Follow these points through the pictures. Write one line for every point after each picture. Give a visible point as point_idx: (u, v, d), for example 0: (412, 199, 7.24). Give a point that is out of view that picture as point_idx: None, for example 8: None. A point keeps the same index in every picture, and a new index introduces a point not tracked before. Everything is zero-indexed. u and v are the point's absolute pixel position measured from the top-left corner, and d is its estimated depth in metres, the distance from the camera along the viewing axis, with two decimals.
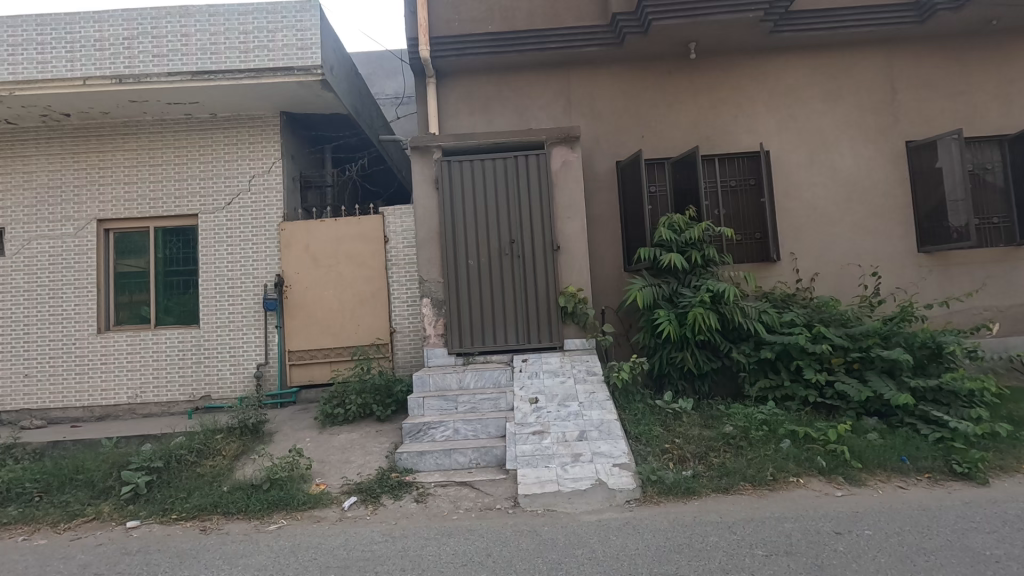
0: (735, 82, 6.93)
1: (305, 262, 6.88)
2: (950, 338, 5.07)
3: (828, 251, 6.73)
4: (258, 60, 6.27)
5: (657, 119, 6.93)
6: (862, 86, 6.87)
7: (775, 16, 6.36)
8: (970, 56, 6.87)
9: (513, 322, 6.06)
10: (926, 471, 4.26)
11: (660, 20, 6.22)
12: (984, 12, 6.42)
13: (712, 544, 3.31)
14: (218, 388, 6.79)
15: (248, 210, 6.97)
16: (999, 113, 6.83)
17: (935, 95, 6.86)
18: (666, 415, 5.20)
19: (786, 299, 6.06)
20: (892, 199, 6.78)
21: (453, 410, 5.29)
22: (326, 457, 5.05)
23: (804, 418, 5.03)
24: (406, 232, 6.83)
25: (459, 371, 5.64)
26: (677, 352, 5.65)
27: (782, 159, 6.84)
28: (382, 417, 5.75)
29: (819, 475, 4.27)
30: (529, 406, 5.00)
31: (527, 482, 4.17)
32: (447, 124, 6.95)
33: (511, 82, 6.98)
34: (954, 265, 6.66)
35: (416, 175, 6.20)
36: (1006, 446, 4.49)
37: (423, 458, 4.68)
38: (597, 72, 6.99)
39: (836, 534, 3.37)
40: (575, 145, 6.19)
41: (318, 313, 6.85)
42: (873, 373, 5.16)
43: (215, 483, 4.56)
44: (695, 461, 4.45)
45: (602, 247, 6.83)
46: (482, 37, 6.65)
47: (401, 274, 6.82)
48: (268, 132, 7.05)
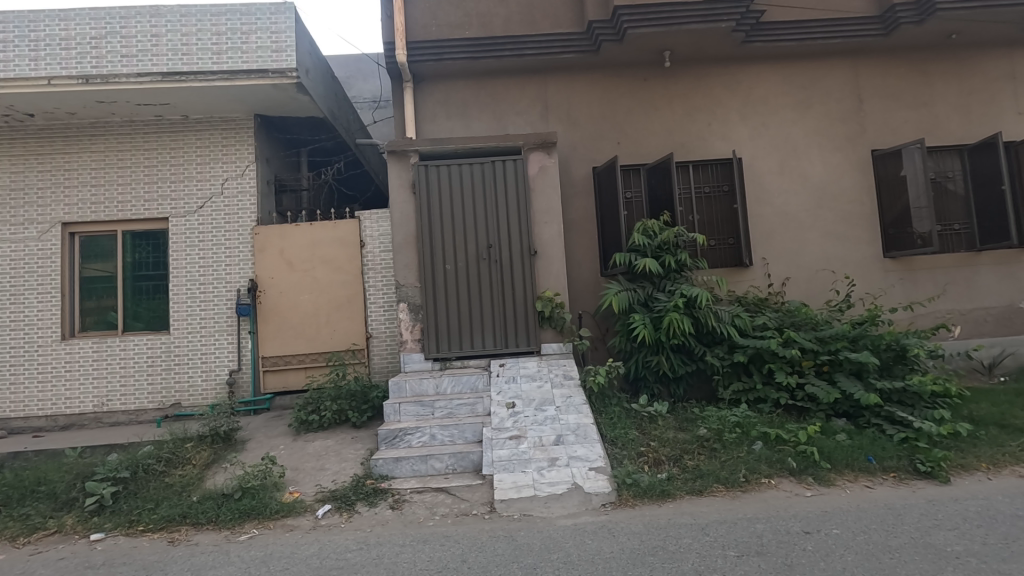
0: (708, 90, 7.06)
1: (280, 267, 6.78)
2: (913, 340, 5.23)
3: (799, 257, 6.90)
4: (232, 61, 6.17)
5: (633, 126, 7.02)
6: (830, 96, 7.07)
7: (746, 26, 6.51)
8: (931, 68, 7.12)
9: (491, 327, 6.06)
10: (891, 470, 4.37)
11: (635, 29, 6.31)
12: (944, 26, 6.66)
13: (685, 546, 3.34)
14: (189, 396, 6.64)
15: (220, 214, 6.84)
16: (959, 123, 7.08)
17: (899, 105, 7.09)
18: (642, 418, 5.27)
19: (759, 304, 6.18)
20: (859, 206, 6.98)
21: (430, 415, 5.27)
22: (301, 464, 4.97)
23: (775, 419, 5.13)
24: (383, 237, 6.79)
25: (436, 377, 5.62)
26: (652, 356, 5.72)
27: (754, 166, 6.99)
28: (358, 423, 5.69)
29: (790, 476, 4.36)
30: (507, 411, 5.00)
31: (503, 487, 4.17)
32: (424, 128, 6.94)
33: (489, 87, 7.01)
34: (918, 270, 6.88)
35: (393, 179, 6.18)
36: (966, 445, 4.64)
37: (399, 465, 4.64)
38: (574, 79, 7.06)
39: (805, 533, 3.44)
40: (552, 150, 6.22)
41: (292, 318, 6.75)
42: (842, 375, 5.29)
43: (184, 493, 4.45)
44: (670, 463, 4.51)
45: (579, 252, 6.88)
46: (459, 42, 6.66)
47: (377, 278, 6.77)
48: (241, 135, 6.95)
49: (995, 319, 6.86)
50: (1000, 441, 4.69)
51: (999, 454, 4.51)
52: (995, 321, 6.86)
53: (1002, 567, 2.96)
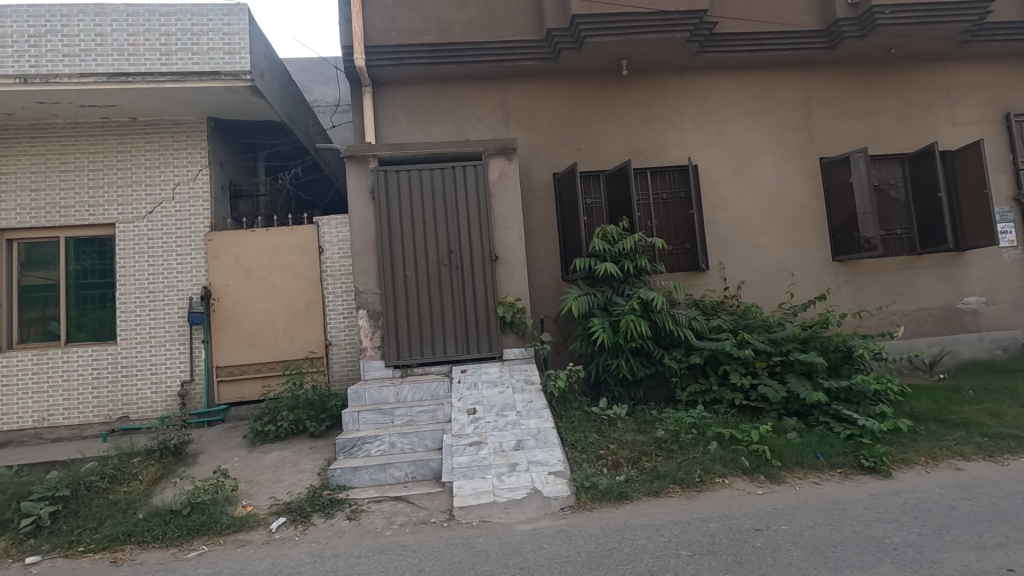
0: (665, 98, 7.23)
1: (235, 273, 6.61)
2: (859, 341, 5.43)
3: (753, 260, 7.11)
4: (182, 63, 5.99)
5: (593, 133, 7.13)
6: (781, 106, 7.33)
7: (700, 37, 6.69)
8: (874, 81, 7.46)
9: (452, 333, 6.03)
10: (838, 466, 4.54)
11: (593, 37, 6.41)
12: (884, 40, 6.98)
13: (640, 547, 3.39)
14: (137, 409, 6.39)
15: (171, 219, 6.63)
16: (899, 133, 7.44)
17: (845, 115, 7.40)
18: (601, 421, 5.34)
19: (715, 307, 6.35)
20: (809, 211, 7.24)
21: (389, 423, 5.21)
22: (255, 476, 4.84)
23: (730, 419, 5.25)
24: (342, 242, 6.70)
25: (396, 384, 5.57)
26: (612, 359, 5.82)
27: (709, 173, 7.18)
28: (316, 433, 5.58)
29: (743, 475, 4.47)
30: (467, 417, 4.98)
31: (462, 494, 4.15)
32: (384, 133, 6.92)
33: (450, 93, 7.02)
34: (865, 274, 7.18)
35: (352, 185, 6.11)
36: (907, 440, 4.86)
37: (357, 474, 4.58)
38: (534, 86, 7.12)
39: (755, 530, 3.54)
40: (512, 156, 6.25)
41: (248, 326, 6.58)
42: (793, 375, 5.46)
43: (129, 510, 4.27)
44: (628, 465, 4.57)
45: (540, 257, 6.93)
46: (418, 47, 6.63)
47: (336, 285, 6.67)
48: (194, 139, 6.76)
49: (936, 319, 7.21)
50: (938, 435, 4.92)
51: (937, 447, 4.73)
52: (935, 321, 7.21)
53: (936, 556, 3.09)
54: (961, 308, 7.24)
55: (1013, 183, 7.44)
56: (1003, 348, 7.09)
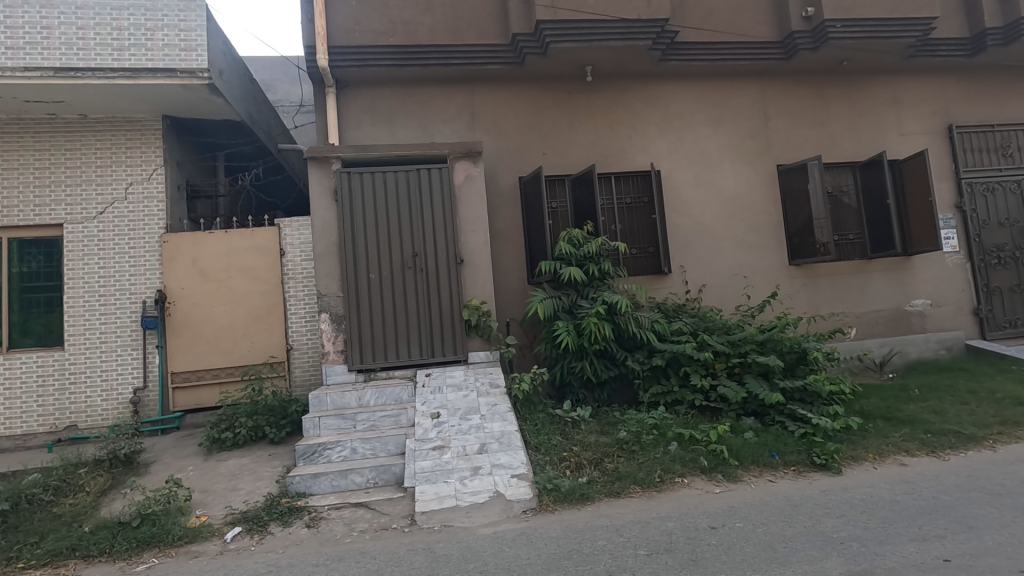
0: (629, 104, 7.35)
1: (192, 276, 6.42)
2: (813, 343, 5.62)
3: (714, 264, 7.28)
4: (135, 59, 5.80)
5: (558, 138, 7.20)
6: (740, 114, 7.54)
7: (662, 45, 6.83)
8: (827, 91, 7.74)
9: (416, 337, 5.99)
10: (792, 464, 4.68)
11: (558, 42, 6.48)
12: (837, 53, 7.26)
13: (600, 548, 3.43)
14: (86, 417, 6.14)
15: (124, 220, 6.40)
16: (852, 142, 7.73)
17: (800, 124, 7.65)
18: (565, 423, 5.38)
19: (677, 309, 6.49)
20: (767, 217, 7.46)
21: (351, 429, 5.14)
22: (211, 485, 4.71)
23: (690, 420, 5.36)
24: (305, 245, 6.58)
25: (359, 389, 5.49)
26: (577, 362, 5.87)
27: (671, 178, 7.33)
28: (276, 440, 5.47)
29: (702, 474, 4.56)
30: (431, 421, 4.95)
31: (424, 498, 4.10)
32: (348, 134, 6.84)
33: (415, 94, 7.00)
34: (820, 277, 7.43)
35: (315, 186, 6.02)
36: (856, 438, 5.04)
37: (317, 481, 4.50)
38: (500, 89, 7.15)
39: (711, 529, 3.62)
40: (477, 159, 6.25)
41: (206, 331, 6.40)
42: (751, 376, 5.62)
43: (74, 523, 4.09)
44: (590, 467, 4.61)
45: (506, 260, 6.95)
46: (383, 48, 6.58)
47: (298, 288, 6.55)
48: (148, 137, 6.55)
49: (886, 321, 7.51)
50: (886, 433, 5.13)
51: (884, 444, 4.93)
52: (885, 323, 7.51)
53: (880, 548, 3.22)
54: (909, 311, 7.56)
55: (955, 191, 7.82)
56: (947, 348, 7.44)
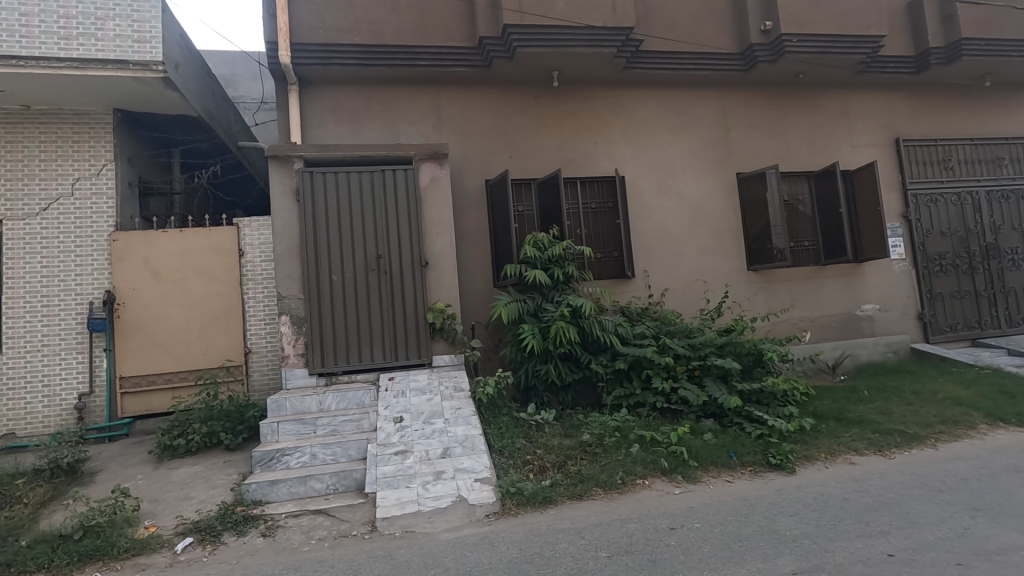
0: (594, 110, 7.44)
1: (144, 277, 6.17)
2: (768, 346, 5.80)
3: (676, 269, 7.43)
4: (83, 49, 5.55)
5: (524, 142, 7.23)
6: (701, 122, 7.72)
7: (627, 53, 6.94)
8: (784, 103, 8.02)
9: (379, 341, 5.90)
10: (748, 464, 4.81)
11: (525, 47, 6.51)
12: (793, 66, 7.52)
13: (562, 551, 3.45)
14: (26, 425, 5.82)
15: (70, 217, 6.11)
16: (807, 153, 8.02)
17: (759, 133, 7.89)
18: (529, 427, 5.38)
19: (640, 313, 6.59)
20: (727, 223, 7.66)
21: (311, 434, 5.01)
22: (161, 494, 4.52)
23: (652, 422, 5.44)
24: (264, 245, 6.41)
25: (319, 393, 5.38)
26: (541, 365, 5.89)
27: (635, 184, 7.45)
28: (231, 446, 5.30)
29: (662, 476, 4.64)
30: (393, 426, 4.88)
31: (386, 504, 4.03)
32: (311, 133, 6.72)
33: (381, 95, 6.92)
34: (776, 283, 7.67)
35: (276, 186, 5.88)
36: (810, 438, 5.22)
37: (274, 488, 4.38)
38: (467, 92, 7.13)
39: (670, 529, 3.68)
40: (443, 161, 6.21)
41: (158, 333, 6.15)
42: (710, 379, 5.73)
43: (9, 538, 3.86)
44: (554, 470, 4.62)
45: (472, 263, 6.93)
46: (348, 47, 6.48)
47: (257, 289, 6.38)
48: (98, 131, 6.28)
49: (838, 325, 7.80)
50: (837, 433, 5.32)
51: (835, 444, 5.11)
52: (837, 327, 7.80)
53: (829, 545, 3.33)
54: (859, 315, 7.88)
55: (902, 202, 8.20)
56: (894, 351, 7.78)
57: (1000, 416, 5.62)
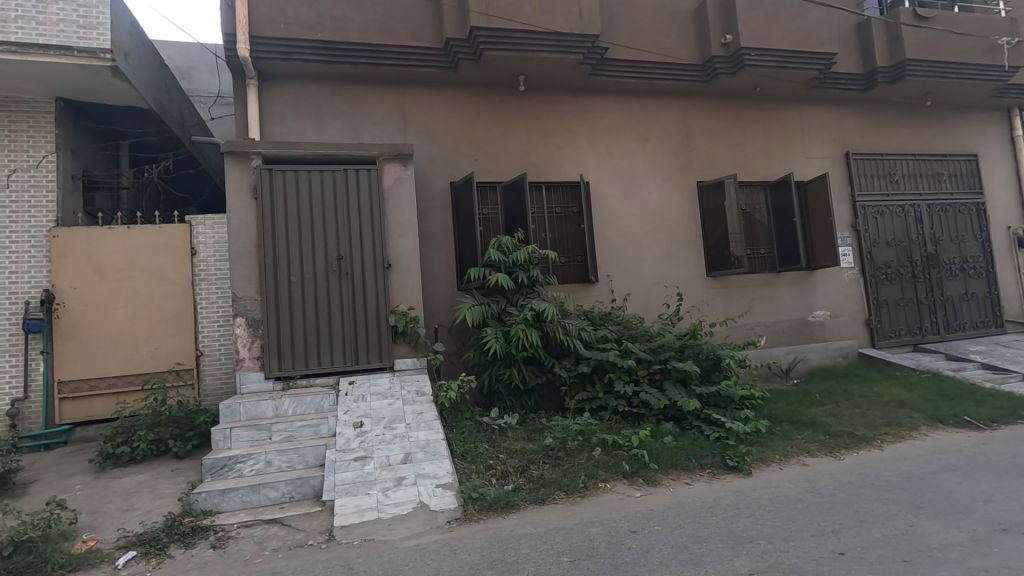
0: (560, 116, 7.50)
1: (87, 275, 5.85)
2: (726, 350, 5.94)
3: (638, 274, 7.54)
4: (23, 32, 5.21)
5: (490, 145, 7.22)
6: (664, 131, 7.88)
7: (592, 60, 7.02)
8: (742, 114, 8.27)
9: (339, 344, 5.75)
10: (707, 467, 4.91)
11: (491, 50, 6.49)
12: (751, 79, 7.76)
13: (524, 556, 3.42)
14: None
15: (5, 210, 5.74)
16: (763, 163, 8.28)
17: (718, 143, 8.11)
18: (492, 431, 5.35)
19: (603, 317, 6.67)
20: (687, 230, 7.83)
21: (266, 440, 4.84)
22: (102, 506, 4.27)
23: (614, 425, 5.49)
24: (218, 244, 6.17)
25: (276, 398, 5.20)
26: (505, 369, 5.86)
27: (599, 190, 7.53)
28: (180, 454, 5.06)
29: (624, 479, 4.68)
30: (353, 431, 4.76)
31: (344, 512, 3.92)
32: (270, 130, 6.54)
33: (344, 93, 6.80)
34: (733, 288, 7.89)
35: (232, 183, 5.68)
36: (765, 440, 5.37)
37: (226, 498, 4.20)
38: (433, 93, 7.07)
39: (631, 532, 3.70)
40: (408, 162, 6.11)
41: (101, 335, 5.84)
42: (670, 383, 5.83)
43: None
44: (516, 474, 4.61)
45: (435, 266, 6.85)
46: (311, 43, 6.33)
47: (211, 290, 6.13)
48: (38, 120, 5.94)
49: (791, 330, 8.07)
50: (791, 435, 5.50)
51: (789, 446, 5.27)
52: (790, 332, 8.08)
53: (783, 545, 3.41)
54: (811, 321, 8.17)
55: (851, 212, 8.58)
56: (843, 355, 8.10)
57: (939, 418, 5.92)
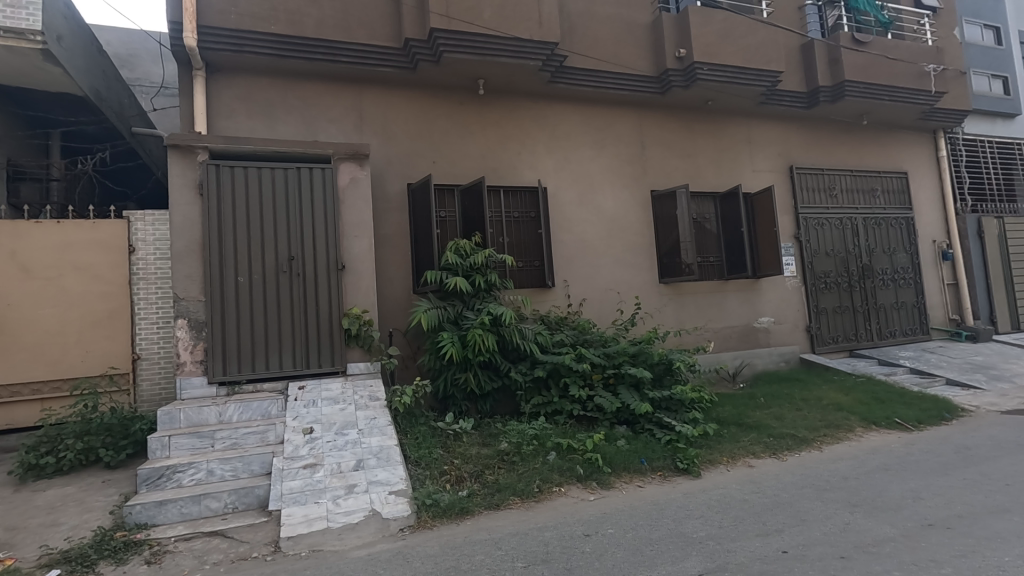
0: (519, 121, 7.53)
1: (10, 272, 5.43)
2: (678, 355, 6.10)
3: (593, 280, 7.65)
4: None
5: (448, 147, 7.16)
6: (620, 140, 8.04)
7: (551, 67, 7.09)
8: (694, 126, 8.53)
9: (289, 347, 5.55)
10: (658, 469, 5.01)
11: (451, 52, 6.46)
12: (703, 93, 8.04)
13: (477, 563, 3.38)
14: None
15: None
16: (714, 174, 8.56)
17: (672, 154, 8.34)
18: (447, 436, 5.29)
19: (559, 322, 6.73)
20: (641, 237, 8.00)
21: (208, 448, 4.60)
22: (22, 521, 3.96)
23: (568, 429, 5.52)
24: (159, 241, 5.85)
25: (219, 404, 4.97)
26: (460, 373, 5.81)
27: (556, 196, 7.61)
28: (112, 464, 4.76)
29: (578, 482, 4.71)
30: (302, 437, 4.60)
31: (291, 523, 3.77)
32: (219, 124, 6.28)
33: (298, 89, 6.60)
34: (684, 295, 8.11)
35: (175, 177, 5.42)
36: (713, 443, 5.54)
37: (163, 510, 3.97)
38: (391, 93, 6.96)
39: (585, 536, 3.73)
40: (364, 162, 5.99)
41: (25, 337, 5.43)
42: (624, 387, 5.93)
43: None
44: (471, 479, 4.57)
45: (391, 268, 6.74)
46: (263, 36, 6.13)
47: (150, 289, 5.79)
48: None
49: (738, 336, 8.36)
50: (737, 437, 5.69)
51: (736, 448, 5.45)
52: (738, 338, 8.36)
53: (731, 545, 3.52)
54: (757, 327, 8.49)
55: (794, 224, 8.99)
56: (786, 360, 8.50)
57: (873, 419, 6.27)
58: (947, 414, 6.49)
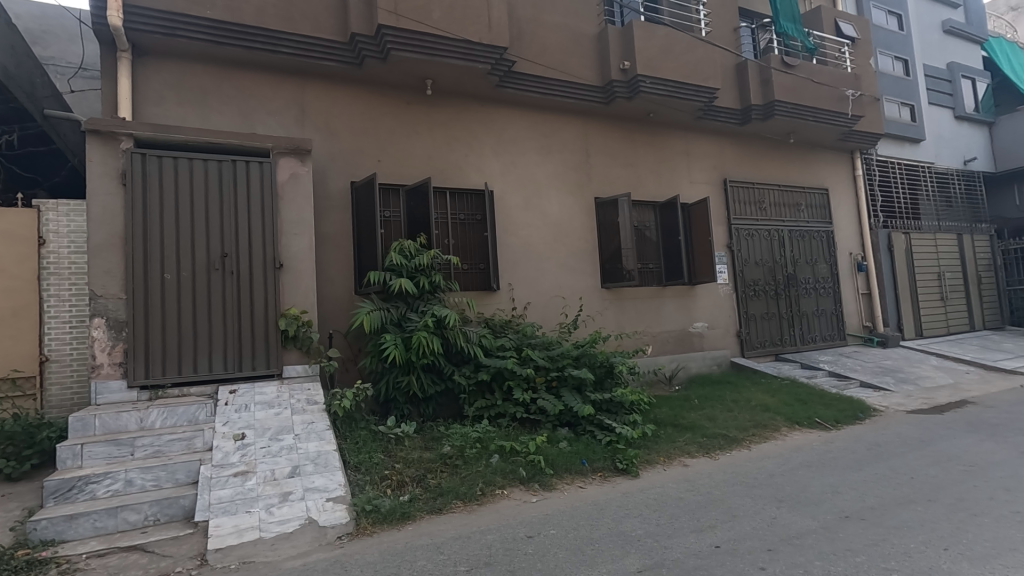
0: (466, 123, 7.51)
1: None
2: (619, 358, 6.26)
3: (538, 284, 7.73)
4: None
5: (394, 146, 7.04)
6: (566, 147, 8.18)
7: (499, 72, 7.13)
8: (637, 137, 8.81)
9: (221, 348, 5.27)
10: (599, 470, 5.12)
11: (399, 51, 6.37)
12: (645, 105, 8.31)
13: (419, 568, 3.32)
14: None
15: None
16: (654, 184, 8.87)
17: (615, 162, 8.56)
18: (388, 440, 5.17)
19: (503, 326, 6.74)
20: (585, 242, 8.16)
21: (126, 457, 4.31)
22: None
23: (511, 432, 5.54)
24: (75, 234, 5.43)
25: (140, 409, 4.64)
26: (403, 376, 5.71)
27: (502, 199, 7.64)
28: (13, 476, 4.36)
29: (520, 484, 4.73)
30: (233, 444, 4.36)
31: (220, 534, 3.56)
32: (146, 110, 5.90)
33: (235, 78, 6.30)
34: (625, 300, 8.34)
35: (95, 165, 5.03)
36: (651, 443, 5.72)
37: (73, 524, 3.66)
38: (335, 88, 6.77)
39: (528, 538, 3.74)
40: (305, 158, 5.78)
41: None
42: (566, 390, 6.03)
43: None
44: (413, 484, 4.49)
45: (332, 268, 6.53)
46: (198, 21, 5.82)
47: (62, 286, 5.36)
48: None
49: (674, 340, 8.69)
50: (673, 438, 5.90)
51: (672, 448, 5.65)
52: (674, 342, 8.68)
53: (668, 541, 3.63)
54: (691, 332, 8.85)
55: (727, 234, 9.45)
56: (718, 364, 8.76)
57: (796, 420, 6.66)
58: (861, 413, 7.00)
